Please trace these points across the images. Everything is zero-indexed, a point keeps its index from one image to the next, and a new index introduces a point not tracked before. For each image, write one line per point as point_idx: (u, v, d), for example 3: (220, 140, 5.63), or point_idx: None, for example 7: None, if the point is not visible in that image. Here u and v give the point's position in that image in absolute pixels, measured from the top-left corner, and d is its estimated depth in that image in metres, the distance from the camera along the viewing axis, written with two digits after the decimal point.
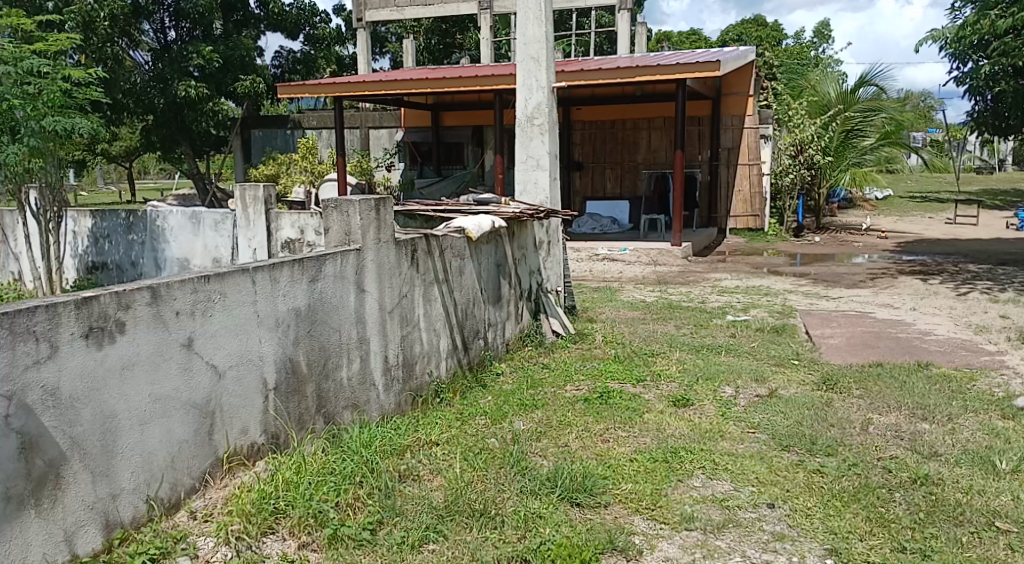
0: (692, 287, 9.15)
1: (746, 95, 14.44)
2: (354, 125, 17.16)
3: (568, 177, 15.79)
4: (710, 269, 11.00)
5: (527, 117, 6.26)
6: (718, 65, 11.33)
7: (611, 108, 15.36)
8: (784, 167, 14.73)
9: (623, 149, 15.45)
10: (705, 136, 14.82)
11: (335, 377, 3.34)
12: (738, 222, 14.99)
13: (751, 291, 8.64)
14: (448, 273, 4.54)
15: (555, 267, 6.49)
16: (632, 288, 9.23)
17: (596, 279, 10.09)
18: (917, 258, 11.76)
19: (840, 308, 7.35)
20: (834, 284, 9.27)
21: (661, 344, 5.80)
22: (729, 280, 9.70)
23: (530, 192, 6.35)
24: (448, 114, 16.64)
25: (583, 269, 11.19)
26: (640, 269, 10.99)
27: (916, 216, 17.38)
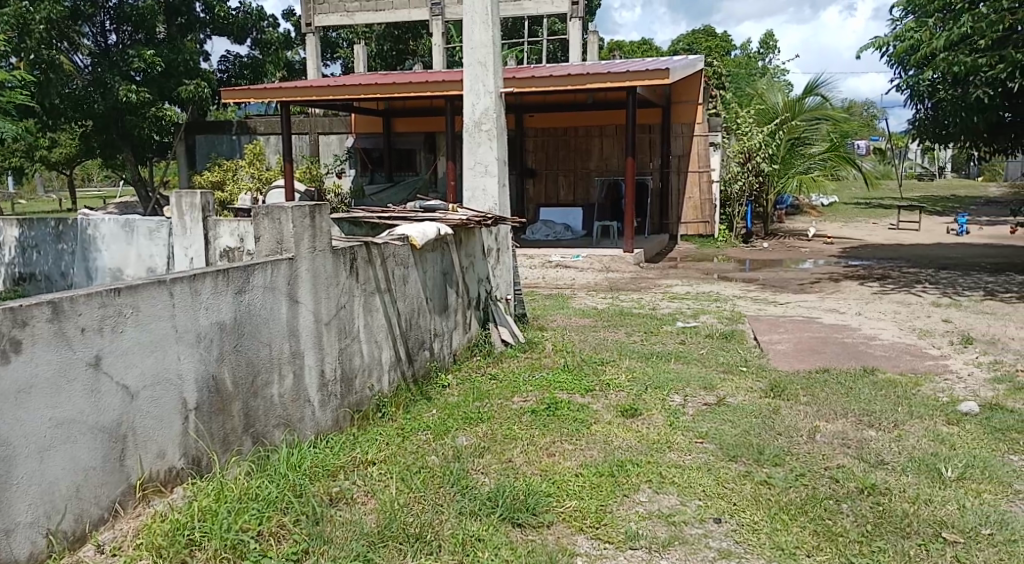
0: (643, 293, 9.12)
1: (695, 103, 14.52)
2: (302, 131, 16.84)
3: (521, 184, 15.73)
4: (660, 275, 11.01)
5: (475, 122, 6.14)
6: (667, 73, 11.38)
7: (563, 115, 15.35)
8: (734, 173, 15.01)
9: (576, 157, 15.46)
10: (657, 143, 14.89)
11: (264, 395, 3.25)
12: (688, 228, 15.08)
13: (701, 297, 8.64)
14: (391, 282, 4.41)
15: (506, 276, 6.37)
16: (582, 295, 9.17)
17: (547, 286, 10.01)
18: (863, 263, 11.93)
19: (789, 313, 7.37)
20: (782, 290, 9.33)
21: (610, 352, 5.72)
22: (678, 286, 9.71)
23: (479, 199, 6.22)
24: (398, 121, 16.46)
25: (535, 276, 11.10)
26: (592, 276, 10.93)
27: (861, 222, 17.71)
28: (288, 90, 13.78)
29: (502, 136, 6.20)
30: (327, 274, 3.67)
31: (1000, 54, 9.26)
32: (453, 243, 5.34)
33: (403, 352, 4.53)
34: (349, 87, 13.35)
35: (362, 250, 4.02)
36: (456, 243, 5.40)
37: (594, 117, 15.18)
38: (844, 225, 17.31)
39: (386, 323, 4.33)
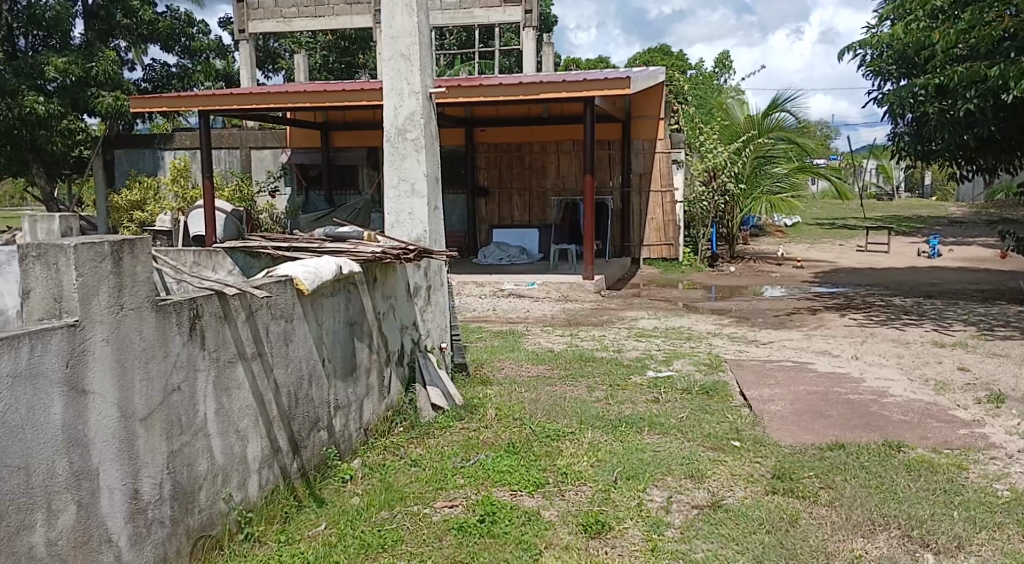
0: (603, 329, 8.00)
1: (656, 118, 13.61)
2: (233, 144, 15.45)
3: (472, 203, 14.53)
4: (622, 305, 9.91)
5: (397, 130, 4.96)
6: (628, 82, 10.33)
7: (516, 130, 14.26)
8: (698, 194, 14.10)
9: (530, 174, 14.36)
10: (616, 160, 13.86)
11: (15, 548, 2.18)
12: (651, 252, 14.09)
13: (672, 335, 7.53)
14: (263, 345, 3.28)
15: (440, 319, 5.16)
16: (536, 332, 7.99)
17: (496, 321, 8.84)
18: (840, 290, 10.98)
19: (776, 358, 6.29)
20: (761, 324, 8.29)
21: (569, 420, 4.51)
22: (643, 320, 8.61)
23: (404, 225, 5.01)
24: (338, 134, 15.17)
25: (486, 305, 9.91)
26: (548, 306, 9.79)
27: (828, 244, 16.89)
28: (207, 98, 12.39)
29: (432, 147, 5.03)
30: (143, 344, 2.64)
31: (990, 64, 8.35)
32: (368, 285, 4.19)
33: (287, 441, 3.43)
34: (276, 93, 12.04)
35: (211, 305, 2.97)
36: (372, 284, 4.23)
37: (549, 131, 14.13)
38: (811, 247, 16.48)
39: (258, 405, 3.24)
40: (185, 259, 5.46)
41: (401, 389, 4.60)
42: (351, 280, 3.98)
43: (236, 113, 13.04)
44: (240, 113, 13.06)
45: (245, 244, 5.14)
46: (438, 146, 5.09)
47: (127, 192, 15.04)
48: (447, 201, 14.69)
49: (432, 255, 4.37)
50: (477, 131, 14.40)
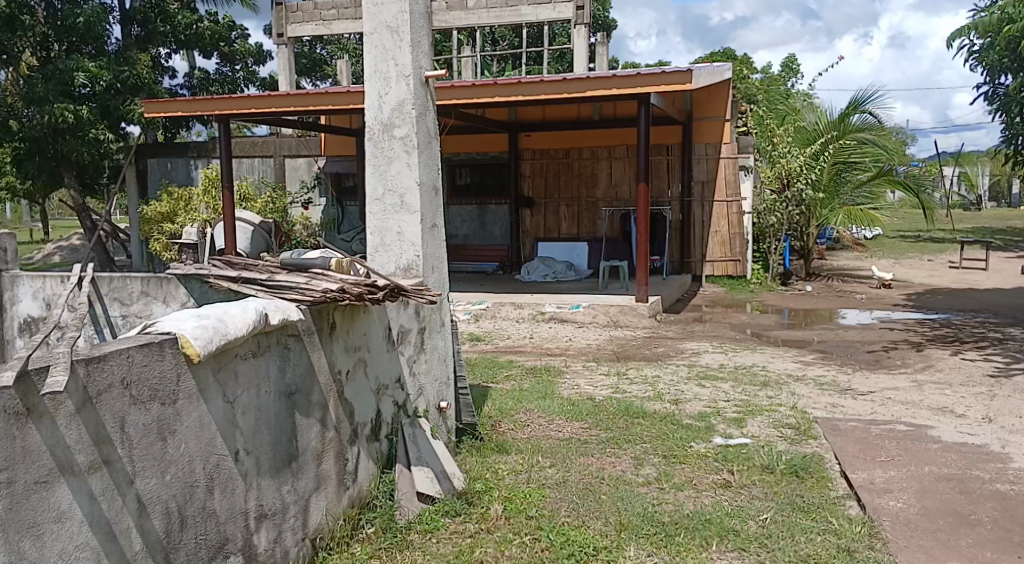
0: (659, 368, 6.68)
1: (723, 119, 12.26)
2: (266, 153, 14.54)
3: (516, 214, 13.36)
4: (683, 335, 8.56)
5: (382, 124, 3.79)
6: (692, 76, 8.96)
7: (564, 135, 13.08)
8: (770, 203, 12.68)
9: (579, 183, 13.12)
10: (676, 167, 12.51)
11: None
12: (715, 268, 12.68)
13: (745, 379, 6.16)
14: (112, 448, 2.10)
15: (437, 368, 3.94)
16: (577, 370, 6.71)
17: (532, 353, 7.57)
18: (940, 317, 9.51)
19: (882, 421, 4.92)
20: (852, 364, 6.88)
21: (606, 523, 3.31)
22: (707, 356, 7.27)
23: (388, 248, 3.84)
24: None
25: (525, 332, 8.69)
26: (595, 334, 8.51)
27: (914, 260, 15.26)
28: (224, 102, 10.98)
29: (428, 148, 3.85)
30: None
31: None
32: (323, 336, 2.99)
33: None
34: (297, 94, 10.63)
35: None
36: (330, 333, 3.04)
37: (601, 136, 12.90)
38: (893, 263, 14.85)
39: (100, 546, 2.06)
40: (132, 290, 4.41)
41: (375, 471, 3.39)
42: (290, 333, 2.80)
43: (261, 120, 11.98)
44: (264, 120, 11.91)
45: (192, 270, 4.01)
46: (436, 147, 3.93)
47: (156, 204, 14.26)
48: (490, 212, 13.55)
49: (412, 294, 3.23)
50: (522, 136, 13.27)
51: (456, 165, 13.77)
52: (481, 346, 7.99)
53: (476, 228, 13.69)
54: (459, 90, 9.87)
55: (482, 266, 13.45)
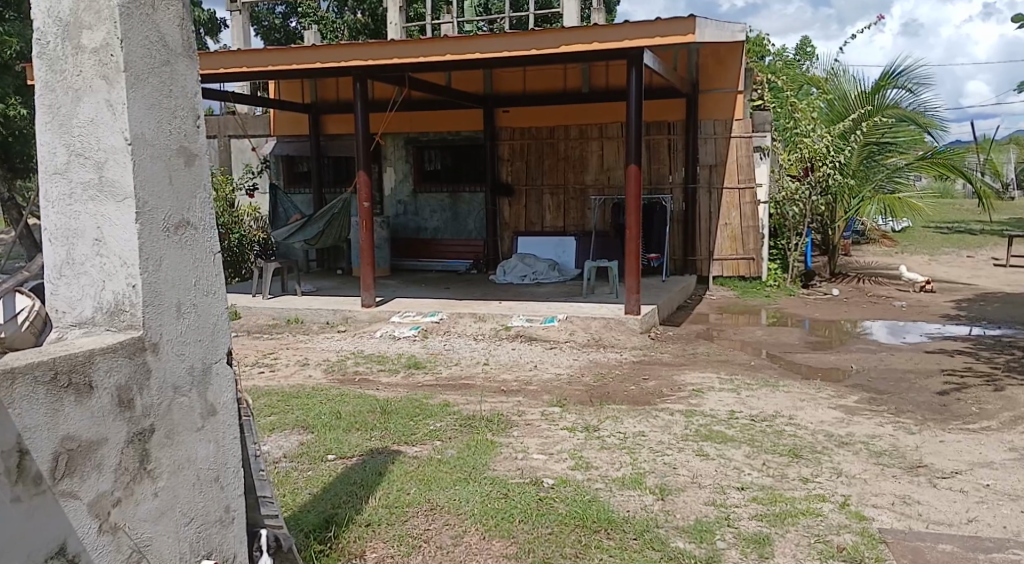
0: (647, 420, 4.78)
1: (733, 91, 10.37)
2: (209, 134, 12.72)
3: (492, 203, 11.45)
4: (683, 361, 6.64)
5: (62, 26, 1.99)
6: (698, 28, 6.98)
7: (548, 111, 11.20)
8: (790, 192, 10.64)
9: (566, 167, 11.21)
10: (678, 149, 10.62)
11: None
12: (725, 267, 10.79)
13: (766, 444, 4.27)
14: None
15: (190, 501, 2.15)
16: (532, 420, 4.81)
17: (481, 390, 5.67)
18: (1007, 333, 7.61)
19: (994, 546, 3.05)
20: (911, 412, 4.97)
21: None
22: (713, 396, 5.37)
23: (81, 269, 2.05)
24: (330, 119, 11.92)
25: (481, 353, 6.82)
26: (571, 358, 6.63)
27: (952, 256, 13.32)
28: None
29: (161, 74, 2.05)
30: None
31: None
32: None
33: None
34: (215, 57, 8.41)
35: None
36: None
37: (590, 113, 11.01)
38: (929, 261, 12.89)
39: None
40: None
41: None
42: None
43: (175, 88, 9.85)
44: None
45: None
46: (187, 76, 2.13)
47: None
48: (463, 201, 11.66)
49: None
50: (499, 112, 11.40)
51: (424, 147, 11.84)
52: (420, 376, 6.06)
53: (448, 220, 11.78)
54: (403, 47, 7.76)
55: (454, 264, 11.59)
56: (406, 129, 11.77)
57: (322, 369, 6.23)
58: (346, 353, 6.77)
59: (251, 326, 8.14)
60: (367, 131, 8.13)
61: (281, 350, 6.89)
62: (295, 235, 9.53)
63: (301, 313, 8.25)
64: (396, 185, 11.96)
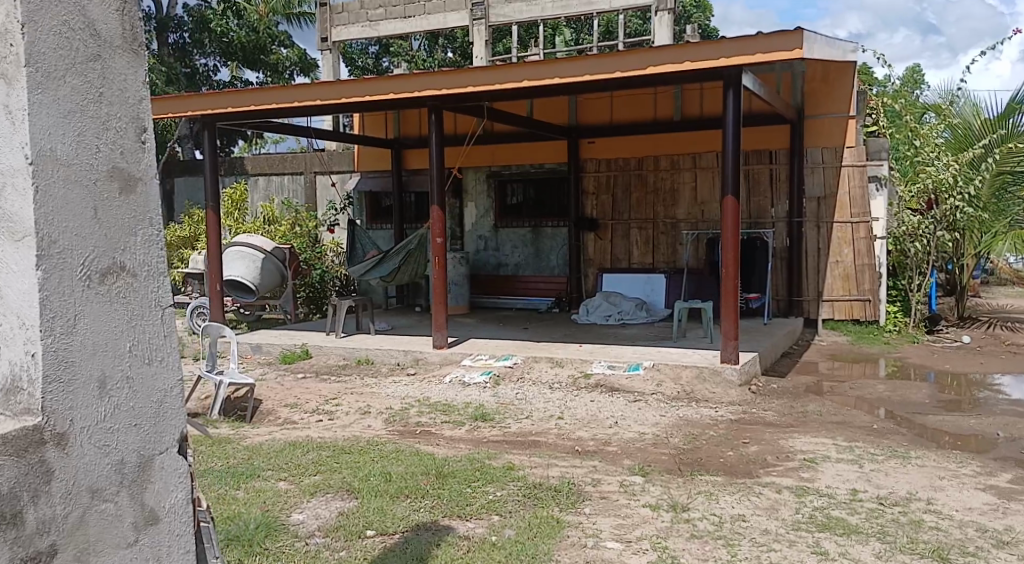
0: (747, 500, 4.02)
1: (843, 117, 9.50)
2: (295, 170, 12.36)
3: (577, 238, 10.83)
4: (790, 420, 5.80)
5: None
6: (805, 42, 6.21)
7: (637, 141, 10.54)
8: (911, 226, 9.49)
9: (655, 200, 10.49)
10: (780, 179, 9.75)
11: None
12: (835, 309, 9.76)
13: (900, 541, 3.45)
14: None
15: None
16: (610, 494, 4.11)
17: (555, 450, 5.00)
18: None
19: None
20: None
21: None
22: (829, 470, 4.53)
23: None
24: (412, 153, 11.62)
25: (559, 404, 6.16)
26: (659, 414, 5.90)
27: None
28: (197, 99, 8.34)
29: (85, 71, 1.55)
30: None
31: None
32: None
33: None
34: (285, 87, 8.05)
35: None
36: None
37: (682, 142, 10.28)
38: None
39: None
40: None
41: None
42: None
43: (254, 122, 9.64)
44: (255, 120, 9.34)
45: None
46: (127, 76, 1.64)
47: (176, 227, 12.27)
48: (546, 236, 11.08)
49: None
50: (584, 143, 10.82)
51: (506, 180, 11.37)
52: (488, 431, 5.44)
53: (530, 256, 11.23)
54: (478, 72, 7.22)
55: (534, 302, 11.02)
56: (489, 163, 11.34)
57: (383, 420, 5.61)
58: (412, 400, 6.22)
59: (321, 367, 7.72)
60: (442, 162, 7.69)
61: (345, 395, 6.40)
62: (370, 270, 9.17)
63: (371, 353, 7.80)
64: (477, 220, 11.53)
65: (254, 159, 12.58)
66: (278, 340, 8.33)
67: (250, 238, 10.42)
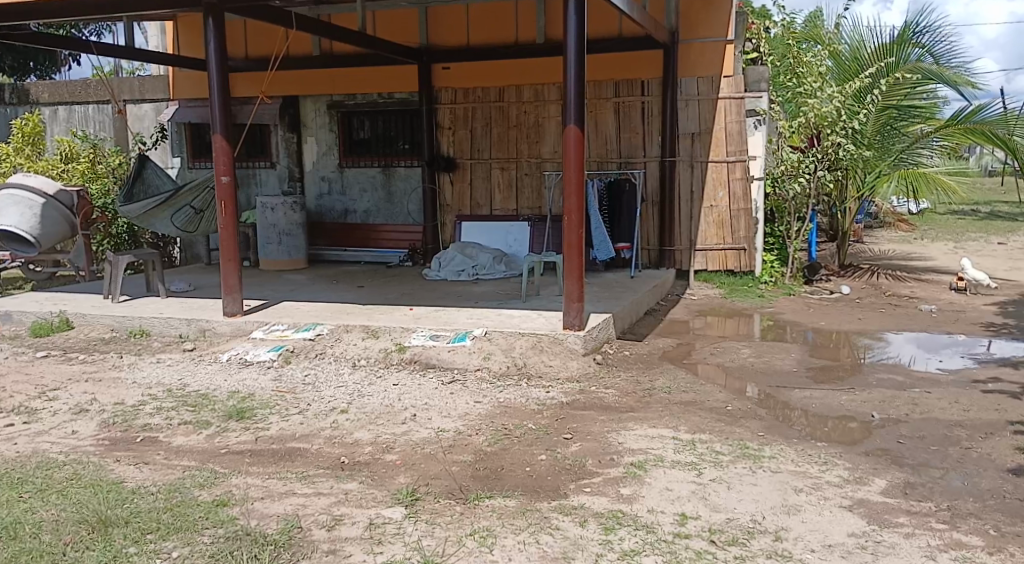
0: (533, 548, 2.84)
1: (722, 40, 8.38)
2: (102, 98, 10.56)
3: (429, 181, 9.47)
4: (630, 403, 4.67)
5: None
6: None
7: (496, 68, 9.18)
8: (791, 165, 8.53)
9: (516, 137, 9.21)
10: (653, 113, 8.61)
11: None
12: (708, 259, 8.80)
13: None
14: None
15: None
16: (344, 545, 2.85)
17: (307, 465, 3.71)
18: None
19: None
20: (977, 523, 3.06)
21: None
22: (656, 482, 3.42)
23: None
24: (240, 78, 10.11)
25: (351, 389, 4.87)
26: (472, 399, 4.69)
27: (980, 244, 11.37)
28: None
29: None
30: None
31: None
32: None
33: None
34: None
35: None
36: None
37: (546, 70, 9.01)
38: (956, 249, 10.86)
39: None
40: None
41: None
42: None
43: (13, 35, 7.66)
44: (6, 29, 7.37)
45: None
46: None
47: None
48: (396, 179, 9.68)
49: None
50: (437, 69, 9.37)
51: (352, 112, 9.82)
52: (234, 437, 4.14)
53: (380, 201, 9.80)
54: None
55: (385, 254, 9.58)
56: (328, 91, 9.75)
57: (99, 426, 4.33)
58: (155, 394, 4.87)
59: (77, 342, 6.31)
60: (226, 86, 6.08)
61: (73, 384, 5.09)
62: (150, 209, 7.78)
63: (148, 323, 6.38)
64: (318, 159, 9.97)
65: (49, 87, 10.78)
66: (35, 308, 6.88)
67: (30, 179, 8.63)
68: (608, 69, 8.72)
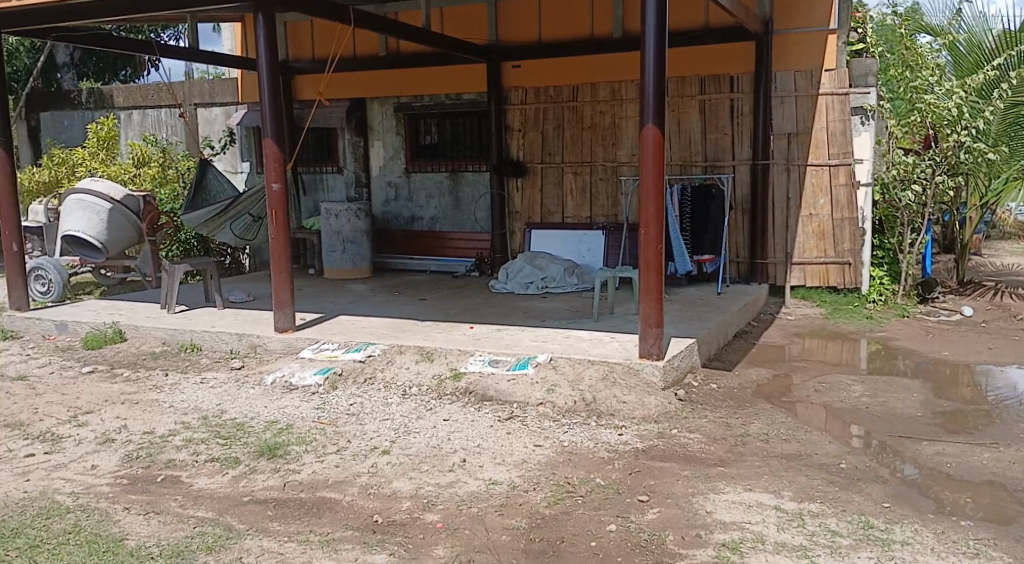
0: None
1: (822, 32, 7.54)
2: (173, 101, 10.42)
3: (499, 186, 8.90)
4: (720, 453, 3.96)
5: None
6: None
7: (572, 65, 8.54)
8: (902, 170, 7.58)
9: (592, 139, 8.54)
10: (744, 112, 7.82)
11: None
12: (806, 275, 7.94)
13: None
14: None
15: None
16: None
17: (333, 525, 3.16)
18: None
19: None
20: None
21: None
22: None
23: None
24: (308, 80, 9.78)
25: (398, 423, 4.33)
26: (533, 442, 4.07)
27: None
28: None
29: None
30: None
31: None
32: None
33: None
34: None
35: None
36: None
37: (625, 66, 8.32)
38: None
39: None
40: None
41: None
42: None
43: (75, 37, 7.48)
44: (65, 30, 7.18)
45: None
46: None
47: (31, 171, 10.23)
48: (465, 184, 9.15)
49: None
50: (509, 67, 8.80)
51: (420, 114, 9.35)
52: (260, 481, 3.64)
53: (448, 207, 9.30)
54: None
55: (453, 263, 9.06)
56: (396, 92, 9.31)
57: (119, 460, 3.90)
58: (188, 423, 4.43)
59: (126, 356, 5.97)
60: (274, 84, 5.64)
61: (106, 408, 4.70)
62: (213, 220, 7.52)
63: (197, 337, 6.00)
64: (385, 163, 9.54)
65: (125, 91, 10.73)
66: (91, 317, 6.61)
67: (98, 184, 8.49)
68: (693, 65, 7.98)
